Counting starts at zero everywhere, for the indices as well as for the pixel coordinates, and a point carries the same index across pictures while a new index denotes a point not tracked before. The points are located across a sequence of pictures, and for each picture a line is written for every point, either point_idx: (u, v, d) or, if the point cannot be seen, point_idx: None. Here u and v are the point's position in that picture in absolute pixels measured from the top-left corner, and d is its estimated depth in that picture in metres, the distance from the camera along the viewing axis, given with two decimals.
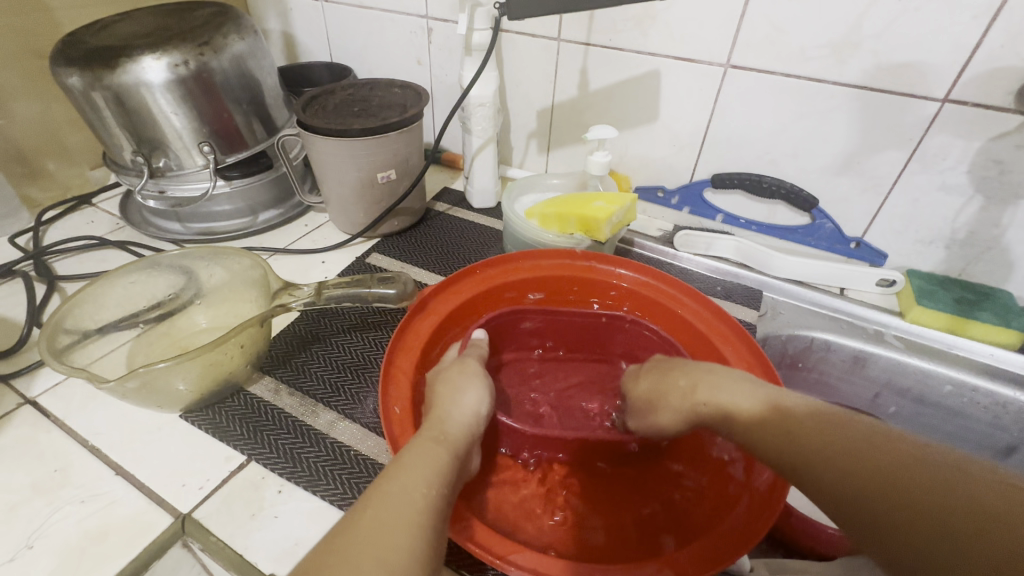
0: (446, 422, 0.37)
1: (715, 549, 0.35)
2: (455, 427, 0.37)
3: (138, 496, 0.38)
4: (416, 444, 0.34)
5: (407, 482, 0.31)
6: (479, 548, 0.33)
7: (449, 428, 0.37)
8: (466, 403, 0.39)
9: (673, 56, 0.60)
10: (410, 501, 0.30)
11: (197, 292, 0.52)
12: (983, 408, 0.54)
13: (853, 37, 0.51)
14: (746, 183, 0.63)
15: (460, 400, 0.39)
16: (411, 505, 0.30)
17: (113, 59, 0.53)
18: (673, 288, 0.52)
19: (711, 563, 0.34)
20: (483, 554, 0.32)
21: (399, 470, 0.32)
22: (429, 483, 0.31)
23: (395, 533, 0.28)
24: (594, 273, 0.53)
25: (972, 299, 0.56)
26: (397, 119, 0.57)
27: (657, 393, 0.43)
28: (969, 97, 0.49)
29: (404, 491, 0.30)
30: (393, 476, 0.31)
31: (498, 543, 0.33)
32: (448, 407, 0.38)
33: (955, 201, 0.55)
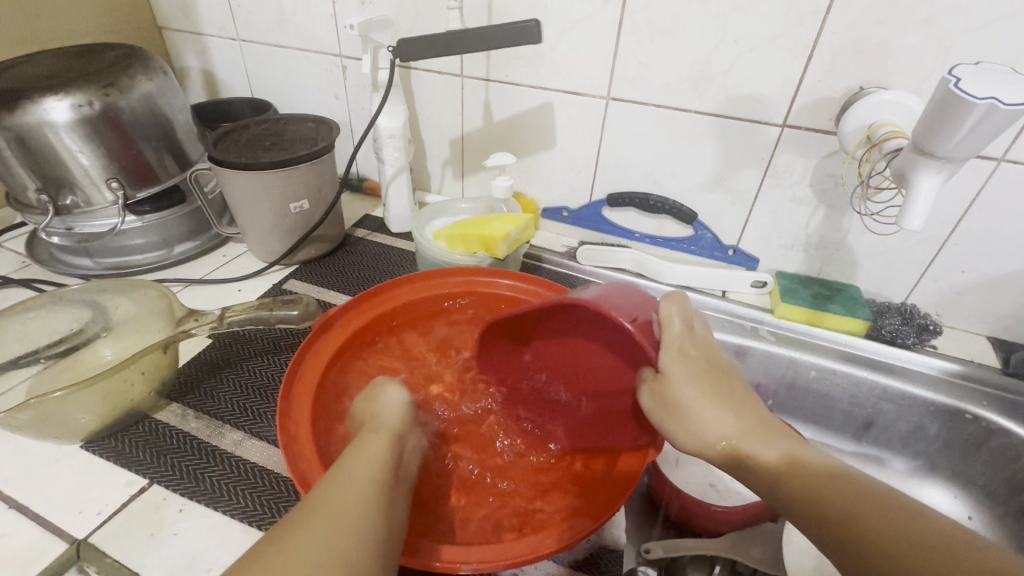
0: (381, 421, 0.40)
1: (602, 510, 0.39)
2: (388, 417, 0.41)
3: (32, 526, 0.39)
4: (361, 443, 0.38)
5: (351, 485, 0.33)
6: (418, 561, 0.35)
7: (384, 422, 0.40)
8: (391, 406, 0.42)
9: (562, 90, 0.67)
10: (350, 487, 0.33)
11: (105, 326, 0.53)
12: (843, 389, 0.62)
13: (706, 73, 0.59)
14: (636, 201, 0.70)
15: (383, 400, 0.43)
16: (360, 484, 0.34)
17: (14, 101, 0.54)
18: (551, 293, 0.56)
19: (600, 517, 0.39)
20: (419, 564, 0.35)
21: (343, 469, 0.35)
22: (370, 470, 0.35)
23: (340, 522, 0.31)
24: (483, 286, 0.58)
25: (826, 294, 0.65)
26: (307, 151, 0.61)
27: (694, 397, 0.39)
28: (801, 123, 0.58)
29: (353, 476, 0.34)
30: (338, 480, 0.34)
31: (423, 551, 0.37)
32: (380, 402, 0.42)
33: (805, 210, 0.63)
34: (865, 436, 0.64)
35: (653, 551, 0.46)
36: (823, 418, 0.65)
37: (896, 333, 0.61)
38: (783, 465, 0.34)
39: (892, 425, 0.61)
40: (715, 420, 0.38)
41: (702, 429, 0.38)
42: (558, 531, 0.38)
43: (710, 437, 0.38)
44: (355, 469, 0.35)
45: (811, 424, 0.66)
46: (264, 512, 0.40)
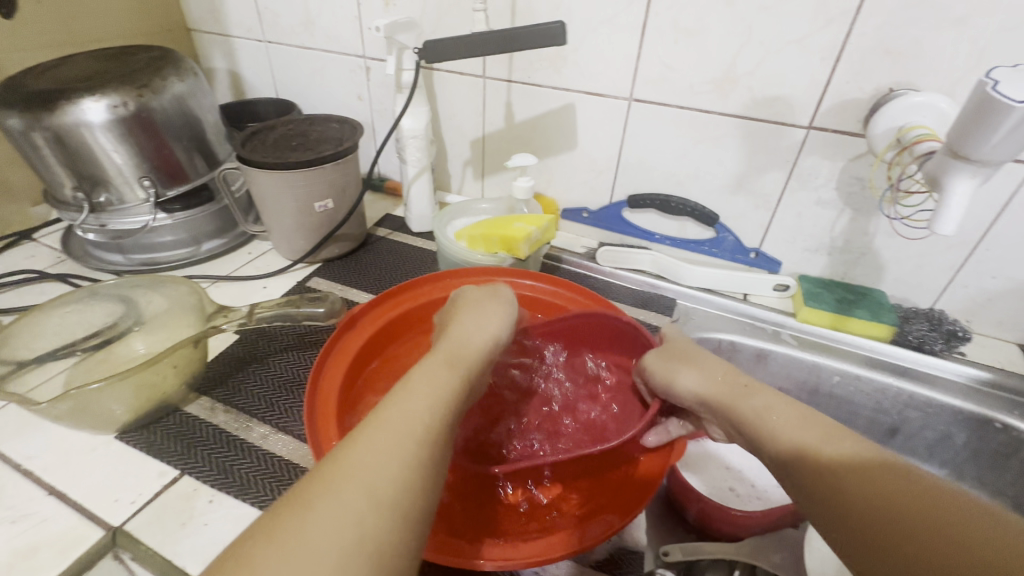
0: (451, 346, 0.41)
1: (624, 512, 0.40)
2: (469, 352, 0.41)
3: (70, 513, 0.40)
4: (429, 367, 0.38)
5: (411, 408, 0.33)
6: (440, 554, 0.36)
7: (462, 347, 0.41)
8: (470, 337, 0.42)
9: (584, 91, 0.67)
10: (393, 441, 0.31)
11: (136, 320, 0.54)
12: (867, 395, 0.61)
13: (730, 74, 0.59)
14: (656, 203, 0.70)
15: (462, 327, 0.44)
16: (400, 436, 0.31)
17: (53, 102, 0.56)
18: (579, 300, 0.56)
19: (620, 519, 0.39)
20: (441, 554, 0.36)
21: (405, 392, 0.35)
22: (422, 413, 0.33)
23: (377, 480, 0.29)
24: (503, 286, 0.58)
25: (851, 298, 0.64)
26: (332, 152, 0.62)
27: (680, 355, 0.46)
28: (828, 125, 0.57)
29: (395, 421, 0.32)
30: (405, 401, 0.34)
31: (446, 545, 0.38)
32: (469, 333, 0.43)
33: (830, 213, 0.62)
34: (890, 444, 0.63)
35: (672, 554, 0.46)
36: (846, 425, 0.64)
37: (923, 339, 0.61)
38: (784, 452, 0.35)
39: (918, 433, 0.60)
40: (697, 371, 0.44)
41: (685, 379, 0.44)
42: (575, 535, 0.39)
43: (700, 386, 0.43)
44: (419, 391, 0.35)
45: None
46: None
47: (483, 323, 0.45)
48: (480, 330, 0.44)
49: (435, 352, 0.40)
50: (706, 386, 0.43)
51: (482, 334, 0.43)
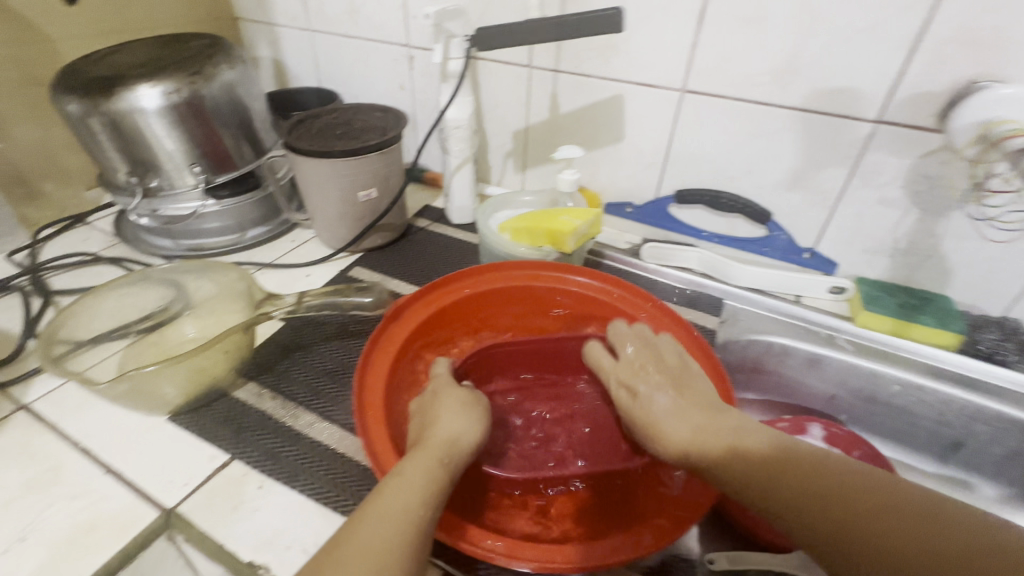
0: (437, 437, 0.39)
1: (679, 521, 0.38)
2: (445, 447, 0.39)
3: (127, 493, 0.41)
4: (420, 457, 0.37)
5: (404, 500, 0.33)
6: (479, 549, 0.36)
7: (444, 434, 0.40)
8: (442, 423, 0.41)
9: (635, 82, 0.65)
10: (391, 514, 0.33)
11: (186, 305, 0.54)
12: (928, 406, 0.58)
13: (793, 65, 0.56)
14: (706, 199, 0.67)
15: (437, 421, 0.41)
16: (395, 514, 0.33)
17: (110, 88, 0.57)
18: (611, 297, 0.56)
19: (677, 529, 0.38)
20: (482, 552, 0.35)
21: (399, 478, 0.35)
22: (408, 505, 0.33)
23: (380, 550, 0.31)
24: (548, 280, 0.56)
25: (914, 303, 0.61)
26: (377, 140, 0.62)
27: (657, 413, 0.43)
28: (899, 119, 0.54)
29: (393, 502, 0.33)
30: (397, 486, 0.34)
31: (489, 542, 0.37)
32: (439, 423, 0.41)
33: (895, 213, 0.59)
34: (950, 458, 0.60)
35: (718, 563, 0.43)
36: (904, 436, 0.61)
37: (996, 349, 0.57)
38: (720, 453, 0.38)
39: (983, 448, 0.57)
40: (674, 425, 0.41)
41: (667, 428, 0.41)
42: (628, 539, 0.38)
43: (680, 431, 0.40)
44: (411, 480, 0.35)
45: (890, 441, 0.63)
46: (337, 494, 0.41)
47: (466, 421, 0.42)
48: (460, 422, 0.41)
49: (419, 446, 0.38)
50: (676, 445, 0.40)
51: (460, 426, 0.41)
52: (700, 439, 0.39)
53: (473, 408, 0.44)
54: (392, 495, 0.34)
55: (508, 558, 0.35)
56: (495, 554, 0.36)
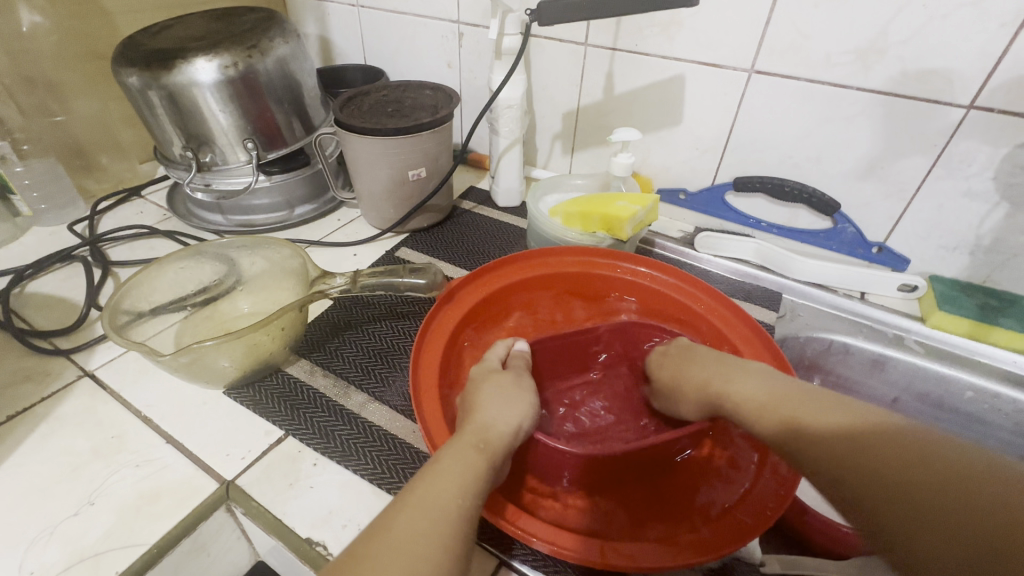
0: (472, 424, 0.38)
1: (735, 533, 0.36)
2: (496, 436, 0.37)
3: (187, 463, 0.41)
4: (456, 447, 0.35)
5: (442, 490, 0.32)
6: (515, 529, 0.35)
7: (487, 417, 0.39)
8: (489, 405, 0.40)
9: (699, 61, 0.62)
10: (434, 508, 0.31)
11: (239, 280, 0.56)
12: (1004, 415, 0.54)
13: (879, 44, 0.52)
14: (768, 186, 0.64)
15: (484, 403, 0.41)
16: (438, 511, 0.31)
17: (169, 61, 0.57)
18: (672, 287, 0.54)
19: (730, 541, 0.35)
20: (517, 533, 0.34)
21: (439, 463, 0.34)
22: (453, 496, 0.32)
23: (424, 545, 0.30)
24: (603, 268, 0.55)
25: (995, 305, 0.56)
26: (429, 118, 0.60)
27: (676, 369, 0.47)
28: (995, 104, 0.50)
29: (435, 497, 0.32)
30: (432, 478, 0.33)
31: (527, 523, 0.35)
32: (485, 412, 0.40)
33: (980, 207, 0.55)
34: None
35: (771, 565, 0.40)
36: None
37: None
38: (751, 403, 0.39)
39: None
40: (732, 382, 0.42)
41: (683, 377, 0.46)
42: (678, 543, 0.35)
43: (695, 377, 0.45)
44: (447, 470, 0.34)
45: None
46: (391, 476, 0.41)
47: (508, 404, 0.41)
48: (505, 409, 0.40)
49: (455, 436, 0.37)
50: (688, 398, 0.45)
51: (505, 414, 0.40)
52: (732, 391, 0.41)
53: (519, 401, 0.42)
54: (428, 485, 0.33)
55: (549, 545, 0.34)
56: (535, 539, 0.34)
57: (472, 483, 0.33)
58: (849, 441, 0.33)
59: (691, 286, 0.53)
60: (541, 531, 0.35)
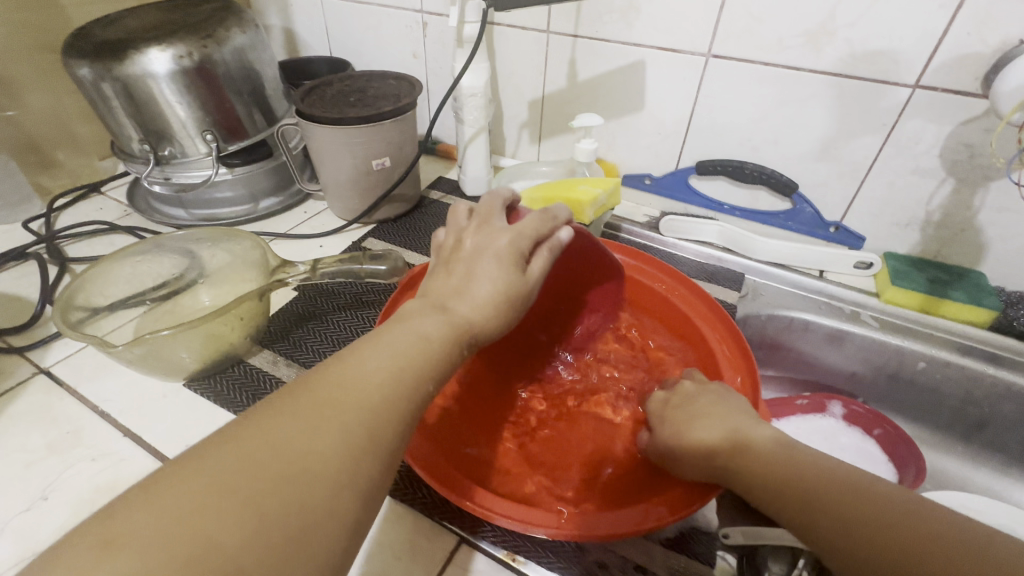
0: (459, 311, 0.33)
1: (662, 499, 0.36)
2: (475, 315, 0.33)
3: (145, 456, 0.41)
4: (425, 317, 0.32)
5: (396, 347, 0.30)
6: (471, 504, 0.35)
7: (467, 308, 0.34)
8: (478, 294, 0.34)
9: (658, 46, 0.62)
10: (387, 365, 0.29)
11: (200, 273, 0.55)
12: (955, 384, 0.56)
13: (828, 26, 0.53)
14: (729, 169, 0.65)
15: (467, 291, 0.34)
16: (394, 366, 0.29)
17: (121, 51, 0.55)
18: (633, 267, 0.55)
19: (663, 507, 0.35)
20: (473, 508, 0.35)
21: (383, 337, 0.31)
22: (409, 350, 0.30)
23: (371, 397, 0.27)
24: None
25: (945, 279, 0.58)
26: (391, 107, 0.60)
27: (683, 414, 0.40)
28: (939, 83, 0.51)
29: (390, 352, 0.30)
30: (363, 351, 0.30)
31: (487, 499, 0.36)
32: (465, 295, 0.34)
33: (930, 183, 0.56)
34: (974, 437, 0.59)
35: (732, 537, 0.39)
36: (927, 414, 0.60)
37: None
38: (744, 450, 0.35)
39: (1011, 427, 0.56)
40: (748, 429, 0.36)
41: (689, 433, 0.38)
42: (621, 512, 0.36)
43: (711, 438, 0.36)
44: (387, 343, 0.30)
45: (911, 419, 0.61)
46: None
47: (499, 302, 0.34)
48: (491, 304, 0.34)
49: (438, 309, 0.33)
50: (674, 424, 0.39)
51: (490, 310, 0.34)
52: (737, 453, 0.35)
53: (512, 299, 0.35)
54: (362, 358, 0.29)
55: (512, 521, 0.34)
56: (496, 515, 0.34)
57: (426, 349, 0.31)
58: (851, 512, 0.31)
59: (651, 269, 0.55)
60: (501, 510, 0.35)
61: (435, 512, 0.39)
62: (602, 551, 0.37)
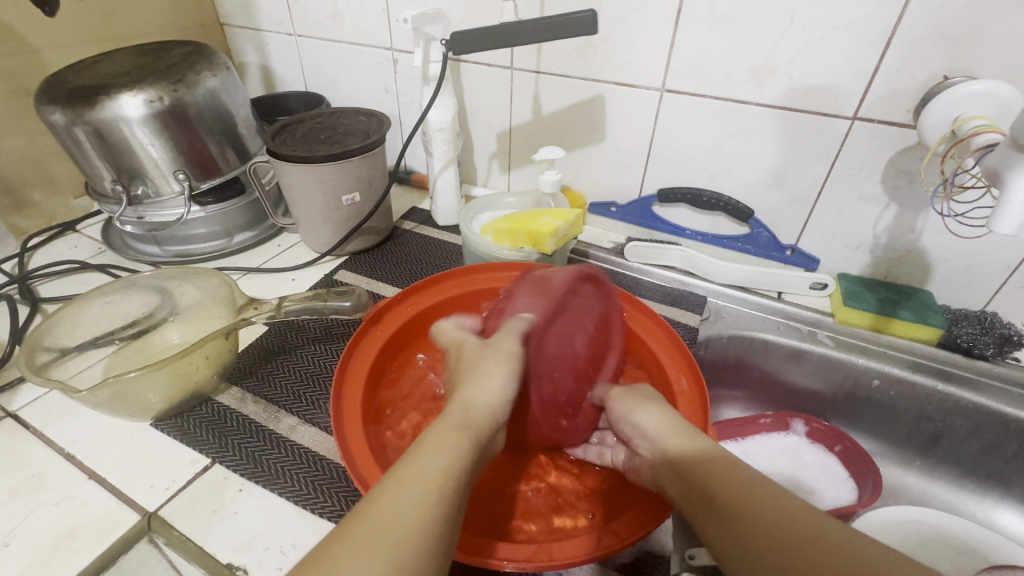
0: (455, 403, 0.39)
1: (629, 526, 0.37)
2: (479, 413, 0.38)
3: (109, 497, 0.41)
4: (441, 427, 0.37)
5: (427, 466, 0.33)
6: (465, 552, 0.35)
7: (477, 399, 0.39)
8: (481, 393, 0.39)
9: (616, 82, 0.65)
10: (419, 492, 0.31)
11: (171, 311, 0.55)
12: (908, 401, 0.58)
13: (770, 63, 0.56)
14: (688, 197, 0.67)
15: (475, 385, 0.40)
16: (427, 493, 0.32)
17: (93, 98, 0.57)
18: None
19: (626, 534, 0.36)
20: (467, 557, 0.35)
21: (419, 453, 0.34)
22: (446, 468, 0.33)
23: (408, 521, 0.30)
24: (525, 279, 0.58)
25: (894, 299, 0.61)
26: (359, 144, 0.62)
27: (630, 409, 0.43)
28: (875, 115, 0.54)
29: (421, 475, 0.32)
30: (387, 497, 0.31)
31: (476, 542, 0.36)
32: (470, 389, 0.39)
33: (874, 208, 0.59)
34: (931, 452, 0.60)
35: (699, 557, 0.44)
36: (885, 430, 0.62)
37: (974, 343, 0.56)
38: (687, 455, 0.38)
39: (963, 441, 0.57)
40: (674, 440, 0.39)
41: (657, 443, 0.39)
42: (589, 538, 0.37)
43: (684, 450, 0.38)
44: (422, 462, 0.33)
45: (870, 435, 0.63)
46: (319, 497, 0.41)
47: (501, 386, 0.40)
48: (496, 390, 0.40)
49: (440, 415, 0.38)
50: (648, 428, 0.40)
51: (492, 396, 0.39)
52: (703, 466, 0.36)
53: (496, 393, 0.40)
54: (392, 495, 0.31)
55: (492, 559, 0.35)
56: (490, 557, 0.35)
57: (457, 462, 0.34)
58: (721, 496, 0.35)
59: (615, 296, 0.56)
60: (490, 548, 0.36)
61: None
62: None
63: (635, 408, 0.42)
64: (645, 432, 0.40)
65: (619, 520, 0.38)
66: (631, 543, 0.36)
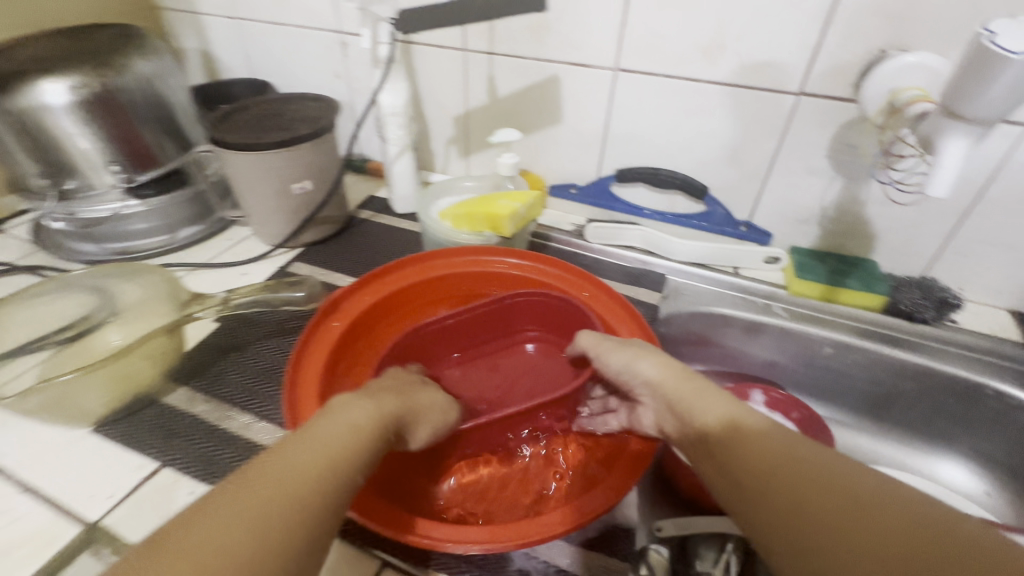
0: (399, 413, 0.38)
1: (595, 501, 0.37)
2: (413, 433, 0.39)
3: (47, 509, 0.39)
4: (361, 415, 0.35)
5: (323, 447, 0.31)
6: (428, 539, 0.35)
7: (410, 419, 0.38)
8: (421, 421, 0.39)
9: (570, 62, 0.65)
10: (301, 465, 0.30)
11: (111, 313, 0.50)
12: (858, 366, 0.61)
13: (719, 40, 0.57)
14: (645, 176, 0.68)
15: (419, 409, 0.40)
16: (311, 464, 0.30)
17: (10, 84, 0.53)
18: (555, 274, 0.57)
19: (591, 508, 0.37)
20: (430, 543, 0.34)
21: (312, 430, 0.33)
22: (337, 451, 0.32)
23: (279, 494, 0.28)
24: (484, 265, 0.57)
25: (842, 268, 0.63)
26: (307, 130, 0.59)
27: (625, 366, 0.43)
28: (819, 91, 0.56)
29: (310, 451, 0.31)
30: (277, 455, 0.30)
31: (444, 531, 0.36)
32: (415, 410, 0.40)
33: (821, 182, 0.61)
34: (879, 413, 0.63)
35: (665, 529, 0.44)
36: (838, 395, 0.65)
37: (915, 307, 0.59)
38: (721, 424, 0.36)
39: (909, 401, 0.60)
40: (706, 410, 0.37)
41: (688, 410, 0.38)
42: (562, 513, 0.37)
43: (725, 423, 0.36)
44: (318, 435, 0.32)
45: (824, 401, 0.66)
46: None
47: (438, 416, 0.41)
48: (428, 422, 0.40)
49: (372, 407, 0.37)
50: (660, 375, 0.41)
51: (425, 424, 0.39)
52: (739, 440, 0.34)
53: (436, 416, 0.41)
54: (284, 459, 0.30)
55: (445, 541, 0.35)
56: (451, 544, 0.34)
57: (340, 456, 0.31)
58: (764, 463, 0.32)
59: (575, 276, 0.56)
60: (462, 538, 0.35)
61: (365, 540, 0.39)
62: (525, 558, 0.38)
63: (632, 360, 0.42)
64: (647, 381, 0.41)
65: (590, 495, 0.38)
66: (596, 516, 0.36)
